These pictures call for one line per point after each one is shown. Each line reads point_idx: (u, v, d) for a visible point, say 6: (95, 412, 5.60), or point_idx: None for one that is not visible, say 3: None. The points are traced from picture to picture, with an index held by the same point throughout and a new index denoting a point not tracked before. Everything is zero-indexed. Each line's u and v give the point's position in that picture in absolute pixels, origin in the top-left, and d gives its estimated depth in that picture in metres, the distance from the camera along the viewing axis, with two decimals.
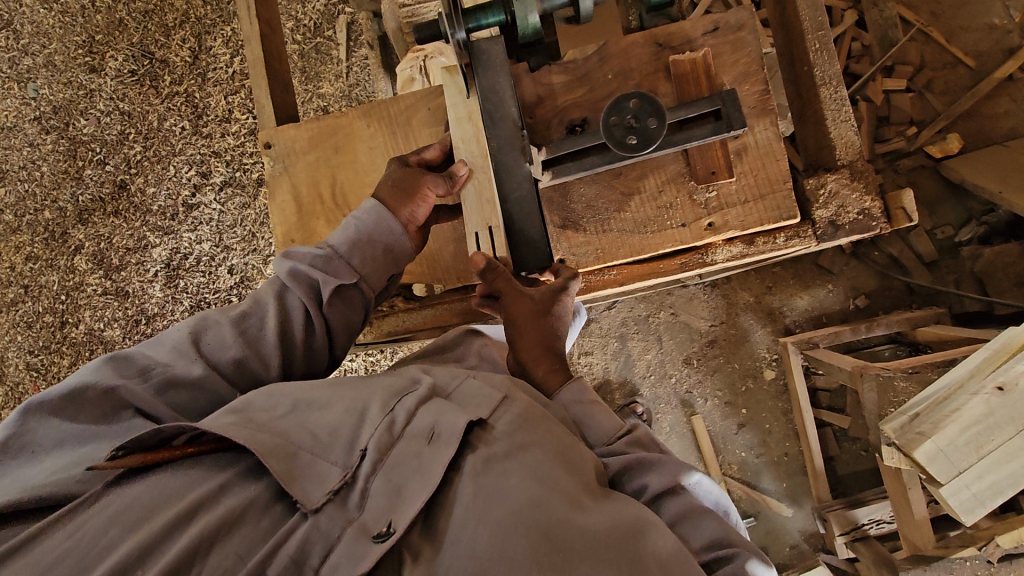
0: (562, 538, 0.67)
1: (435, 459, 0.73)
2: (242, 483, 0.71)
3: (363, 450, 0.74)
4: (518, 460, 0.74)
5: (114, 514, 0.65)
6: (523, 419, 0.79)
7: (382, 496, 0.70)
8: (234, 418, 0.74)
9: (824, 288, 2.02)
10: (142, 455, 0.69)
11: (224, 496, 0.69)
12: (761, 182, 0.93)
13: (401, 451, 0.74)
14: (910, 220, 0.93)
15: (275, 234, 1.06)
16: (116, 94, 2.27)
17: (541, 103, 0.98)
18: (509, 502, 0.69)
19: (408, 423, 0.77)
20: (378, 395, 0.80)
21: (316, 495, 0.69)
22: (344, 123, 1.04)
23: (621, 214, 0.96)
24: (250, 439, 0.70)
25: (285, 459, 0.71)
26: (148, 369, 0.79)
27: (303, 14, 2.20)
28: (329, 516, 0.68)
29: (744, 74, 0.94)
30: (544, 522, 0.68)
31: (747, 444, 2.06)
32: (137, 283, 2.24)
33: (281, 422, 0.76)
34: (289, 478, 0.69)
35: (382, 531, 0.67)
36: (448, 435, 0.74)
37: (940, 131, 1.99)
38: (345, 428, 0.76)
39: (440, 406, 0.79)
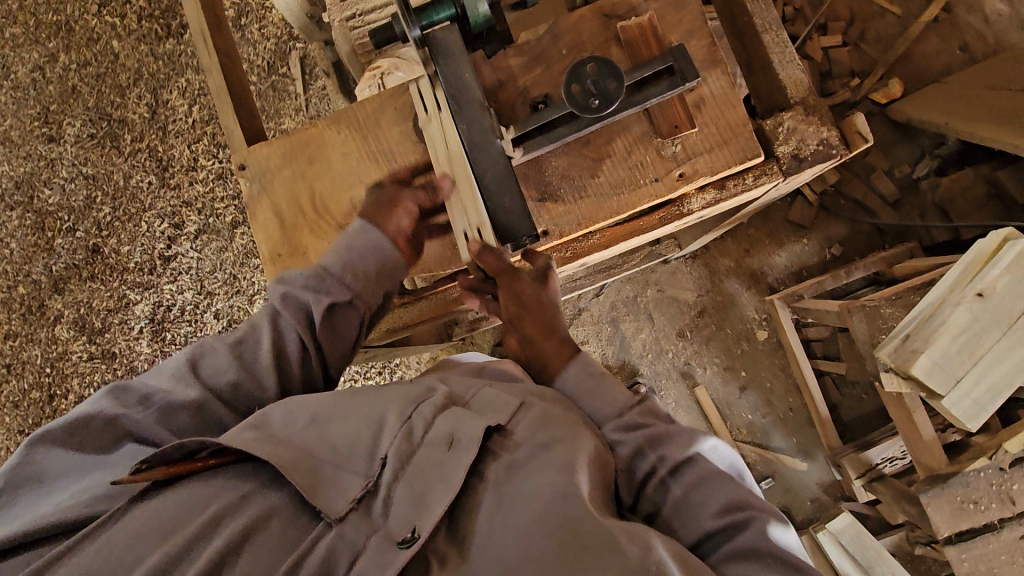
0: (588, 534, 0.68)
1: (455, 463, 0.74)
2: (263, 487, 0.72)
3: (384, 458, 0.75)
4: (542, 461, 0.75)
5: (141, 526, 0.66)
6: (543, 419, 0.80)
7: (406, 502, 0.71)
8: (255, 434, 0.75)
9: (798, 243, 2.10)
10: (164, 468, 0.70)
11: (249, 503, 0.70)
12: (722, 128, 0.98)
13: (423, 456, 0.75)
14: (868, 141, 0.97)
15: (262, 253, 1.06)
16: (78, 160, 2.27)
17: (503, 87, 1.02)
18: (535, 505, 0.71)
19: (427, 429, 0.78)
20: (394, 404, 0.80)
21: (340, 505, 0.70)
22: (315, 135, 1.05)
23: (595, 179, 0.99)
24: (273, 456, 0.71)
25: (308, 473, 0.72)
26: (149, 398, 0.78)
27: (255, 55, 2.24)
28: (353, 527, 0.70)
29: (690, 31, 0.99)
30: (569, 521, 0.69)
31: (753, 406, 2.09)
32: (122, 344, 2.19)
33: (300, 436, 0.76)
34: (313, 491, 0.71)
35: (406, 536, 0.68)
36: (468, 439, 0.75)
37: (881, 77, 2.09)
38: (364, 438, 0.77)
39: (457, 413, 0.79)
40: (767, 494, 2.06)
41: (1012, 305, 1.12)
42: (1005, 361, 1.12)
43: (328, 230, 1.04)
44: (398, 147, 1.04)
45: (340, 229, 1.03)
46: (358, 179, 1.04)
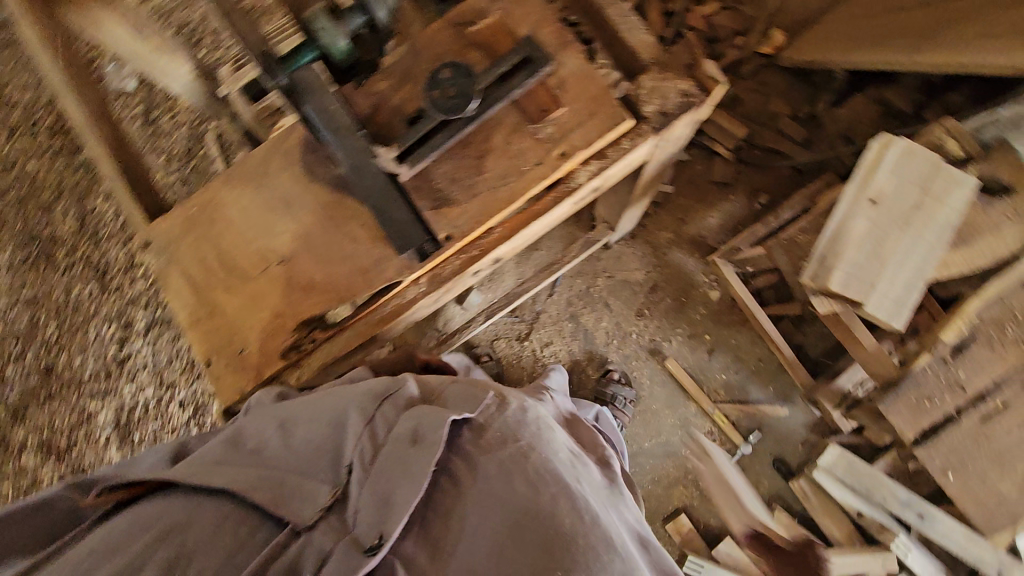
0: (545, 531, 0.87)
1: (420, 461, 0.87)
2: (215, 497, 0.88)
3: (349, 464, 0.91)
4: (513, 469, 0.93)
5: (97, 543, 0.82)
6: (513, 426, 0.99)
7: (374, 501, 0.86)
8: (223, 447, 0.92)
9: (727, 200, 2.16)
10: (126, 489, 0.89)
11: (200, 514, 0.85)
12: (587, 102, 1.03)
13: (387, 456, 0.90)
14: (722, 82, 1.02)
15: (182, 321, 1.07)
16: (14, 285, 2.26)
17: (377, 111, 1.06)
18: (507, 514, 0.90)
19: (388, 431, 0.94)
20: (354, 404, 0.96)
21: (307, 513, 0.86)
22: (210, 197, 1.08)
23: (482, 176, 1.03)
24: (236, 479, 0.87)
25: (273, 488, 0.88)
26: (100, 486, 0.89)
27: (171, 145, 2.28)
28: (321, 532, 0.85)
29: (537, 21, 1.05)
30: (534, 528, 0.87)
31: (724, 366, 2.12)
32: (92, 456, 2.15)
33: (271, 451, 0.92)
34: (279, 504, 0.86)
35: (373, 543, 0.82)
36: (432, 440, 0.89)
37: (763, 31, 2.20)
38: (327, 444, 0.93)
39: (421, 412, 0.94)
40: (758, 448, 2.07)
41: (903, 205, 1.19)
42: (908, 264, 1.20)
43: (240, 285, 1.05)
44: (290, 189, 1.06)
45: (251, 280, 1.05)
46: (259, 229, 1.06)
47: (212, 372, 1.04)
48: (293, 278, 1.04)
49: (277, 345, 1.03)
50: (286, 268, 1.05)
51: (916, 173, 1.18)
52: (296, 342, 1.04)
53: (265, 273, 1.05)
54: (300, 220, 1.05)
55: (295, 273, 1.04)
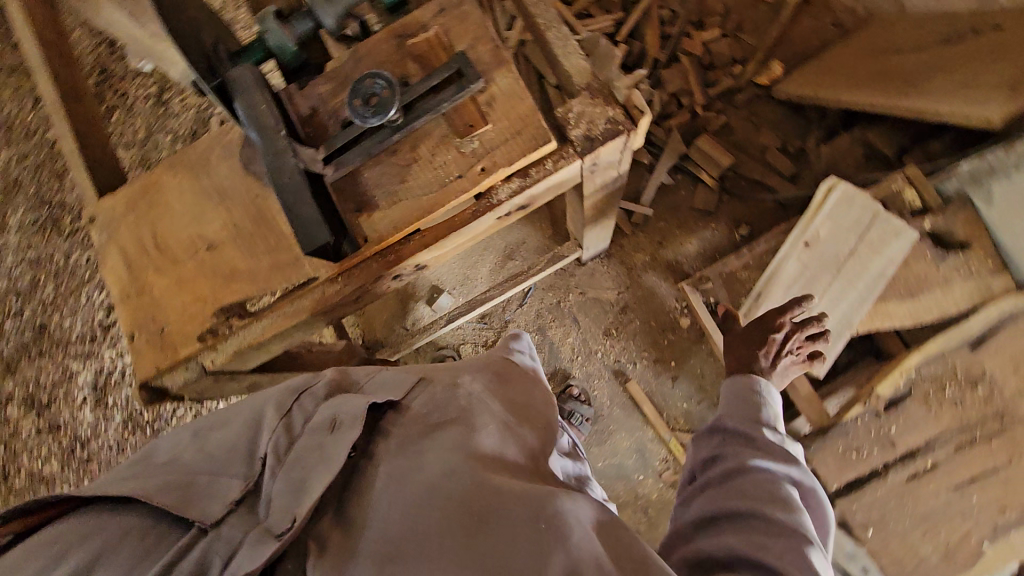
0: (474, 500, 0.68)
1: (337, 442, 0.74)
2: (122, 512, 0.70)
3: (263, 456, 0.76)
4: (433, 437, 0.77)
5: None
6: (435, 396, 0.83)
7: (285, 493, 0.70)
8: (132, 466, 0.76)
9: (707, 228, 2.14)
10: (17, 521, 0.69)
11: (100, 530, 0.68)
12: (514, 120, 1.05)
13: (303, 444, 0.75)
14: (646, 113, 1.03)
15: (114, 295, 1.12)
16: (21, 245, 2.39)
17: (314, 112, 1.10)
18: (422, 481, 0.71)
19: (308, 420, 0.79)
20: (276, 397, 0.83)
21: (215, 510, 0.70)
22: (152, 181, 1.13)
23: (405, 184, 1.06)
24: (137, 486, 0.71)
25: (179, 491, 0.71)
26: None
27: (177, 126, 2.37)
28: (230, 526, 0.69)
29: (475, 39, 1.07)
30: (453, 491, 0.69)
31: (687, 394, 2.10)
32: (68, 413, 2.24)
33: (182, 454, 0.78)
34: (182, 505, 0.69)
35: (282, 528, 0.67)
36: (351, 419, 0.76)
37: (761, 61, 2.18)
38: (242, 443, 0.78)
39: (340, 398, 0.80)
40: None
41: (838, 251, 1.44)
42: (844, 290, 1.42)
43: (170, 266, 1.10)
44: (227, 180, 1.11)
45: (180, 263, 1.10)
46: (193, 215, 1.11)
47: (132, 346, 1.09)
48: (217, 265, 1.09)
49: (195, 328, 1.08)
50: (213, 254, 1.09)
51: (849, 221, 1.44)
52: (213, 327, 1.08)
53: (193, 258, 1.10)
54: (232, 211, 1.10)
55: (221, 260, 1.09)
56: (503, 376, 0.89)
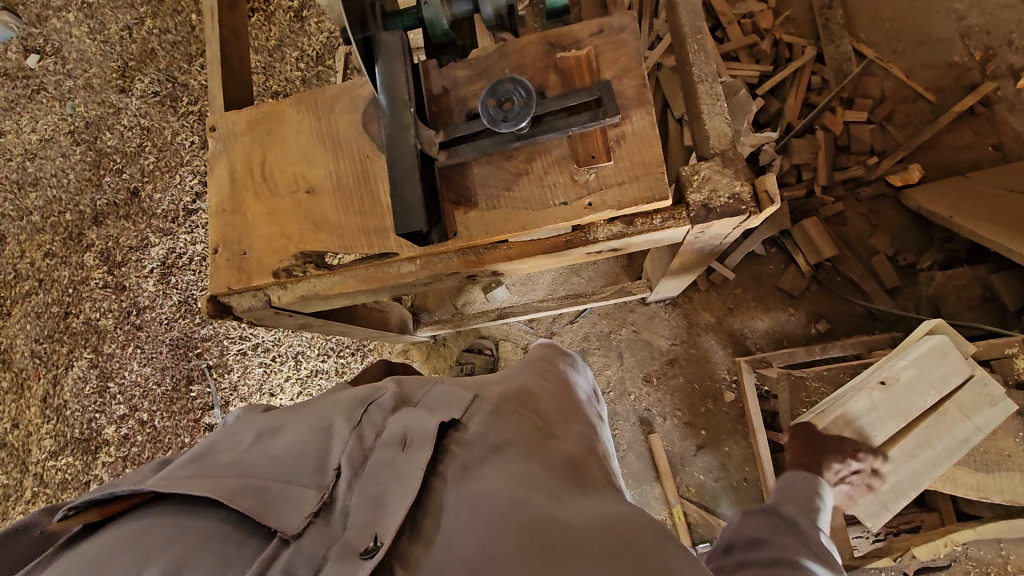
0: (549, 532, 0.66)
1: (411, 463, 0.72)
2: (200, 513, 0.67)
3: (337, 467, 0.73)
4: (496, 461, 0.75)
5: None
6: (492, 416, 0.82)
7: (364, 509, 0.67)
8: (193, 466, 0.72)
9: (784, 312, 2.05)
10: (98, 509, 0.67)
11: (179, 537, 0.64)
12: (637, 165, 1.01)
13: (376, 461, 0.73)
14: (775, 203, 0.97)
15: (210, 206, 1.16)
16: (139, 113, 2.55)
17: (445, 94, 1.09)
18: (491, 505, 0.69)
19: (378, 435, 0.77)
20: (342, 409, 0.81)
21: (296, 520, 0.66)
22: (276, 110, 1.16)
23: (509, 193, 1.05)
24: (210, 487, 0.67)
25: (255, 496, 0.67)
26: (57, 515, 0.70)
27: (307, 45, 2.47)
28: (312, 538, 0.65)
29: (624, 70, 1.03)
30: (526, 518, 0.67)
31: (707, 467, 2.05)
32: (133, 279, 2.39)
33: (245, 455, 0.74)
34: (263, 512, 0.65)
35: (367, 547, 0.64)
36: (422, 437, 0.75)
37: (901, 161, 2.03)
38: (312, 449, 0.75)
39: (405, 415, 0.79)
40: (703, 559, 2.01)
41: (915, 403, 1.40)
42: (918, 445, 1.40)
43: (269, 196, 1.14)
44: (344, 132, 1.13)
45: (279, 197, 1.13)
46: (304, 156, 1.14)
47: (213, 260, 1.13)
48: (312, 210, 1.12)
49: (274, 262, 1.12)
50: (312, 199, 1.12)
51: (938, 375, 1.41)
52: (291, 267, 1.11)
53: (292, 196, 1.13)
54: (340, 163, 1.12)
55: (317, 206, 1.11)
56: (534, 403, 0.89)
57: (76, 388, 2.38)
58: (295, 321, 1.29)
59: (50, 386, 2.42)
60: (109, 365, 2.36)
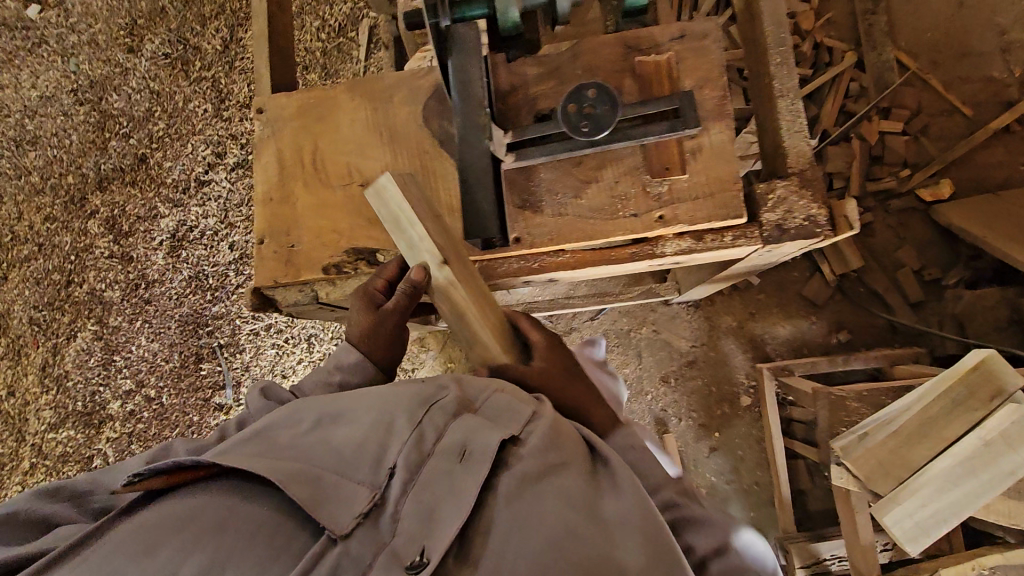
0: (608, 573, 0.67)
1: (467, 478, 0.72)
2: (254, 498, 0.73)
3: (391, 468, 0.75)
4: (555, 487, 0.73)
5: (117, 546, 0.69)
6: (554, 436, 0.77)
7: (415, 519, 0.70)
8: (256, 445, 0.78)
9: (806, 320, 2.06)
10: (164, 477, 0.74)
11: (233, 517, 0.71)
12: (712, 180, 0.98)
13: (433, 469, 0.74)
14: (853, 229, 0.95)
15: (256, 194, 1.11)
16: (148, 75, 2.43)
17: (513, 92, 1.04)
18: (548, 542, 0.68)
19: (438, 439, 0.77)
20: (405, 406, 0.80)
21: (345, 520, 0.70)
22: (330, 96, 1.10)
23: (577, 199, 1.01)
24: (272, 470, 0.72)
25: (311, 487, 0.71)
26: (86, 495, 0.81)
27: (329, 15, 2.34)
28: (359, 540, 0.69)
29: (705, 79, 0.99)
30: (582, 564, 0.67)
31: (719, 469, 2.07)
32: (141, 251, 2.32)
33: (304, 442, 0.78)
34: (316, 504, 0.70)
35: (414, 560, 0.67)
36: (482, 453, 0.74)
37: (933, 175, 2.02)
38: (370, 446, 0.76)
39: (470, 422, 0.78)
40: None
41: None
42: None
43: (319, 187, 1.09)
44: (402, 125, 1.07)
45: (331, 188, 1.08)
46: (357, 146, 1.08)
47: (258, 251, 1.09)
48: (366, 205, 1.07)
49: (323, 257, 1.07)
50: (366, 192, 1.07)
51: None
52: (340, 264, 1.06)
53: (344, 188, 1.08)
54: (397, 157, 1.07)
55: (371, 201, 1.07)
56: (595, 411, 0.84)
57: (78, 359, 2.32)
58: (333, 315, 1.24)
59: (49, 355, 2.35)
60: (115, 338, 2.30)
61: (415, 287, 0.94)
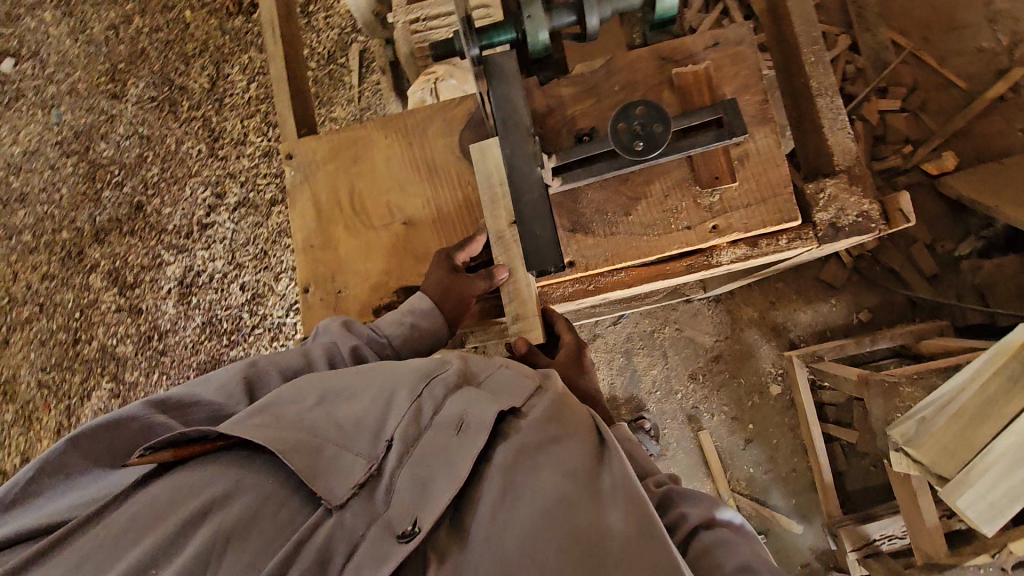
0: (596, 542, 0.62)
1: (463, 451, 0.68)
2: (255, 470, 0.67)
3: (389, 440, 0.70)
4: (553, 453, 0.69)
5: (132, 515, 0.63)
6: (556, 408, 0.74)
7: (410, 491, 0.66)
8: (261, 414, 0.71)
9: (826, 303, 2.06)
10: (172, 450, 0.67)
11: (239, 492, 0.65)
12: (762, 185, 0.98)
13: (430, 442, 0.69)
14: (908, 221, 0.96)
15: (296, 241, 1.10)
16: (136, 119, 2.36)
17: (551, 114, 1.03)
18: (543, 504, 0.65)
19: (437, 411, 0.72)
20: (406, 379, 0.75)
21: (341, 491, 0.65)
22: (364, 135, 1.09)
23: (628, 217, 1.00)
24: (271, 439, 0.66)
25: (309, 457, 0.66)
26: (190, 406, 0.73)
27: (318, 43, 2.31)
28: (354, 513, 0.64)
29: (744, 85, 0.99)
30: (576, 527, 0.63)
31: (756, 460, 2.06)
32: (150, 301, 2.28)
33: (308, 416, 0.71)
34: (312, 476, 0.65)
35: (406, 530, 0.63)
36: (479, 424, 0.69)
37: (936, 149, 2.06)
38: (370, 418, 0.71)
39: (469, 395, 0.73)
40: None
41: None
42: None
43: (361, 229, 1.07)
44: (440, 158, 1.07)
45: (373, 229, 1.07)
46: (396, 183, 1.07)
47: (305, 299, 1.07)
48: (410, 241, 1.05)
49: (373, 299, 1.05)
50: (408, 229, 1.06)
51: None
52: (390, 306, 1.04)
53: (387, 228, 1.06)
54: (438, 191, 1.06)
55: (415, 237, 1.05)
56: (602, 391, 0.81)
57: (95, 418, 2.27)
58: None
59: (63, 417, 2.29)
60: (131, 393, 2.25)
61: (497, 278, 0.97)
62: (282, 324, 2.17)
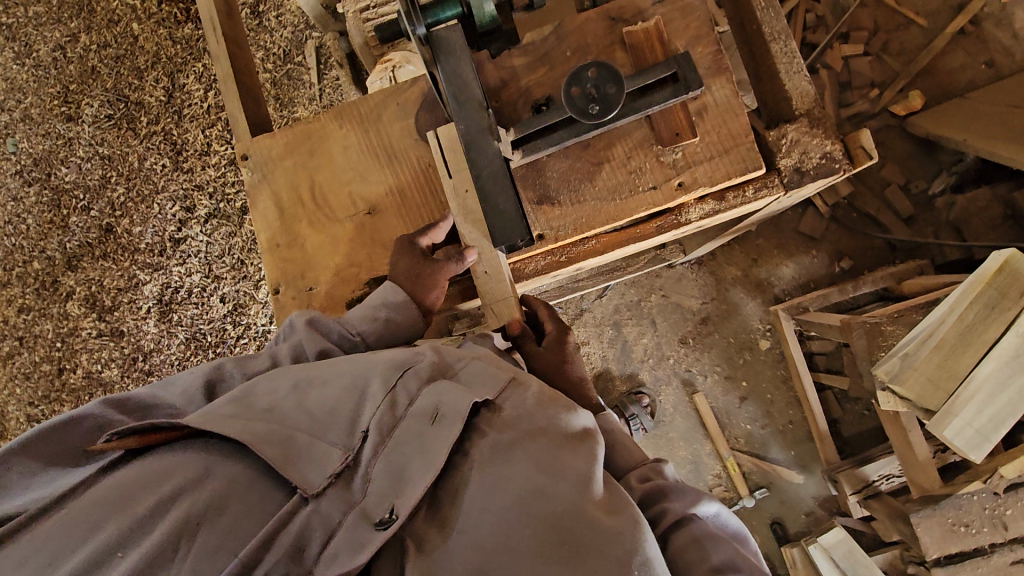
0: (569, 529, 0.65)
1: (438, 438, 0.70)
2: (227, 455, 0.69)
3: (365, 431, 0.72)
4: (529, 446, 0.70)
5: (99, 498, 0.65)
6: (535, 403, 0.75)
7: (384, 479, 0.68)
8: (233, 408, 0.73)
9: (808, 254, 2.06)
10: (138, 437, 0.69)
11: (209, 479, 0.66)
12: (724, 138, 0.96)
13: (406, 431, 0.71)
14: (872, 157, 0.96)
15: (261, 242, 1.08)
16: (95, 140, 2.30)
17: (505, 87, 1.01)
18: (518, 491, 0.67)
19: (411, 402, 0.73)
20: (380, 369, 0.77)
21: (316, 480, 0.67)
22: (318, 127, 1.07)
23: (593, 184, 0.99)
24: (244, 431, 0.68)
25: (283, 446, 0.69)
26: (153, 408, 0.76)
27: (271, 43, 2.26)
28: (329, 501, 0.67)
29: (696, 37, 0.98)
30: (550, 514, 0.65)
31: (752, 416, 2.08)
32: (131, 322, 2.27)
33: (284, 407, 0.74)
34: (287, 464, 0.67)
35: (383, 517, 0.65)
36: (453, 415, 0.71)
37: (901, 90, 2.06)
38: (345, 409, 0.74)
39: (443, 387, 0.74)
40: (760, 504, 2.08)
41: None
42: None
43: (324, 223, 1.06)
44: (398, 143, 1.05)
45: (337, 222, 1.06)
46: (357, 173, 1.06)
47: (278, 301, 1.06)
48: (375, 231, 1.05)
49: (347, 293, 1.05)
50: (372, 219, 1.05)
51: None
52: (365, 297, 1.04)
53: (352, 219, 1.05)
54: (400, 176, 1.05)
55: (380, 226, 1.04)
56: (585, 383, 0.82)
57: None
58: None
59: None
60: None
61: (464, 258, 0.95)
62: (266, 332, 2.17)
